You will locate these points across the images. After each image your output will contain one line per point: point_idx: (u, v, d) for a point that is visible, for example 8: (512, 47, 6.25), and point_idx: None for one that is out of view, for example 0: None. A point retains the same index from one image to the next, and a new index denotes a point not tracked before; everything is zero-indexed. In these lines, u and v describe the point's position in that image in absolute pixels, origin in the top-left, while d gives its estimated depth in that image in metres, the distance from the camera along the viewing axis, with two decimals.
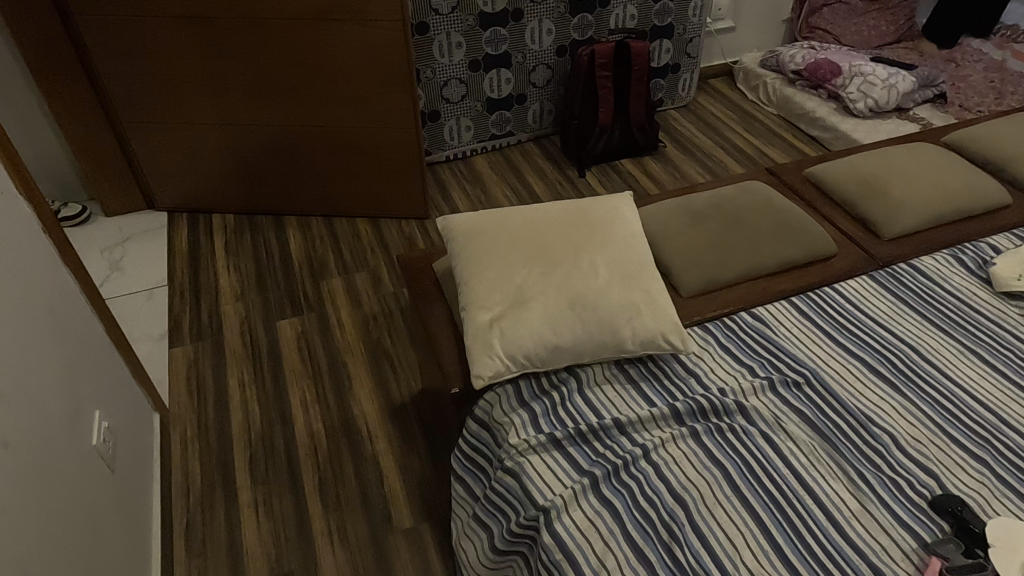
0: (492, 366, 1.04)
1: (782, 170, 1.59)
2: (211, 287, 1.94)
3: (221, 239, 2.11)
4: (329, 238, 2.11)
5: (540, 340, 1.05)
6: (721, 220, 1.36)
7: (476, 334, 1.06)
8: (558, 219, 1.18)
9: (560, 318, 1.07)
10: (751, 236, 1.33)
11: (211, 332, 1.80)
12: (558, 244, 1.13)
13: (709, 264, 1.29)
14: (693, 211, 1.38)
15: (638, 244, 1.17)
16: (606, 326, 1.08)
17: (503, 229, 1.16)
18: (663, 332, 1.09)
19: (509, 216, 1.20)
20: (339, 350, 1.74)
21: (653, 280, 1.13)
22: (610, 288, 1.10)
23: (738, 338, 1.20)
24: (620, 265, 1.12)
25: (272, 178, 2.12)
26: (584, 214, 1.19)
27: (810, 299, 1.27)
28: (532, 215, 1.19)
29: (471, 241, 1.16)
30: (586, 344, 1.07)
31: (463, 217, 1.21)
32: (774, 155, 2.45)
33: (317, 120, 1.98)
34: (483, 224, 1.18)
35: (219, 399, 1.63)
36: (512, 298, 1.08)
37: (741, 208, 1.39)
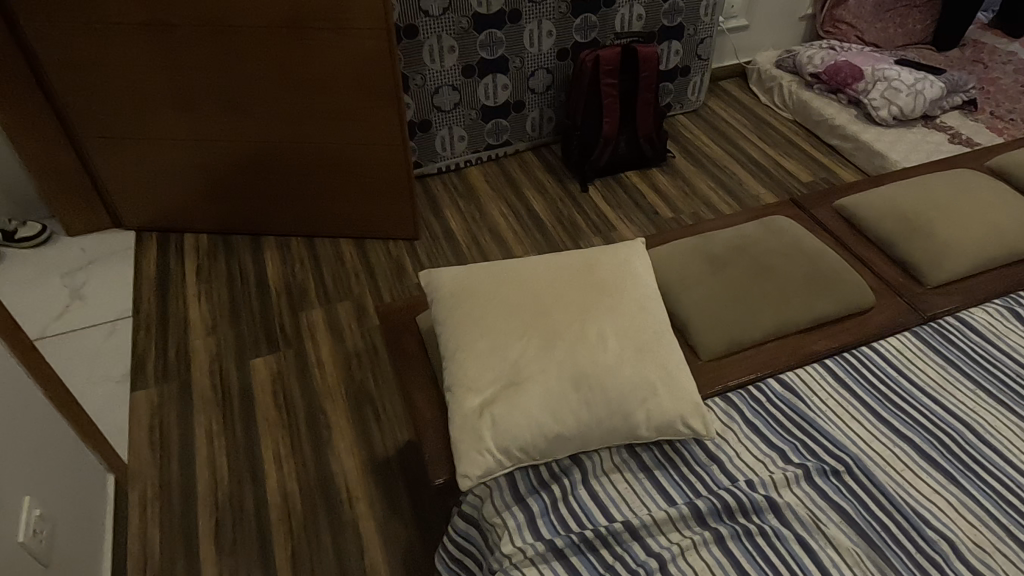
0: (482, 462, 0.88)
1: (809, 201, 1.42)
2: (179, 319, 1.78)
3: (193, 262, 1.95)
4: (310, 262, 1.94)
5: (539, 429, 0.89)
6: (745, 267, 1.19)
7: (463, 421, 0.90)
8: (559, 275, 1.02)
9: (562, 402, 0.91)
10: (780, 287, 1.17)
11: (178, 372, 1.65)
12: (560, 309, 0.97)
13: (733, 320, 1.13)
14: (712, 255, 1.22)
15: (653, 306, 1.01)
16: (617, 410, 0.92)
17: (496, 289, 1.00)
18: (683, 416, 0.93)
19: (502, 271, 1.03)
20: (318, 394, 1.59)
21: (671, 351, 0.97)
22: (621, 364, 0.93)
23: (765, 413, 1.04)
24: (632, 335, 0.96)
25: (248, 196, 1.96)
26: (589, 269, 1.03)
27: (847, 363, 1.11)
28: (529, 270, 1.03)
29: (458, 303, 0.99)
30: (593, 431, 0.92)
31: (449, 271, 1.05)
32: (790, 167, 2.27)
33: (296, 135, 1.81)
34: (472, 281, 1.02)
35: (184, 454, 1.48)
36: (506, 377, 0.92)
37: (768, 251, 1.22)
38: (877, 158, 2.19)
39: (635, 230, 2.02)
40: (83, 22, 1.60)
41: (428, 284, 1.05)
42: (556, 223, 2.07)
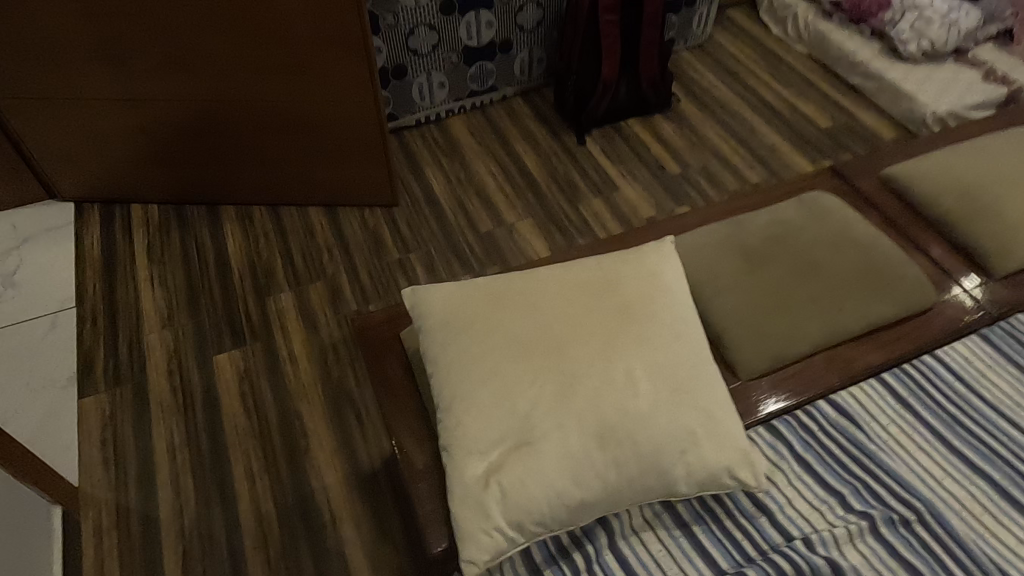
0: (490, 542, 0.71)
1: (851, 171, 1.23)
2: (130, 309, 1.57)
3: (143, 239, 1.72)
4: (277, 236, 1.73)
5: (558, 497, 0.73)
6: (788, 262, 1.01)
7: (465, 490, 0.73)
8: (575, 294, 0.83)
9: (587, 461, 0.74)
10: (829, 286, 0.99)
11: (131, 373, 1.46)
12: (579, 340, 0.78)
13: (776, 331, 0.95)
14: (748, 247, 1.03)
15: (689, 330, 0.83)
16: (651, 466, 0.75)
17: (500, 315, 0.81)
18: (729, 467, 0.77)
19: (505, 289, 0.84)
20: (292, 396, 1.42)
21: (713, 388, 0.80)
22: (657, 410, 0.76)
23: (818, 446, 0.88)
24: (667, 371, 0.78)
25: (202, 160, 1.71)
26: (612, 285, 0.84)
27: (910, 378, 0.95)
28: (539, 288, 0.84)
29: (454, 334, 0.80)
30: (622, 493, 0.75)
31: (439, 289, 0.85)
32: (807, 110, 2.05)
33: (248, 90, 1.56)
34: (468, 304, 0.83)
35: (142, 471, 1.31)
36: (517, 432, 0.74)
37: (813, 241, 1.04)
38: (904, 100, 1.97)
39: (639, 192, 1.83)
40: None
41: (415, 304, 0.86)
42: (550, 183, 1.86)
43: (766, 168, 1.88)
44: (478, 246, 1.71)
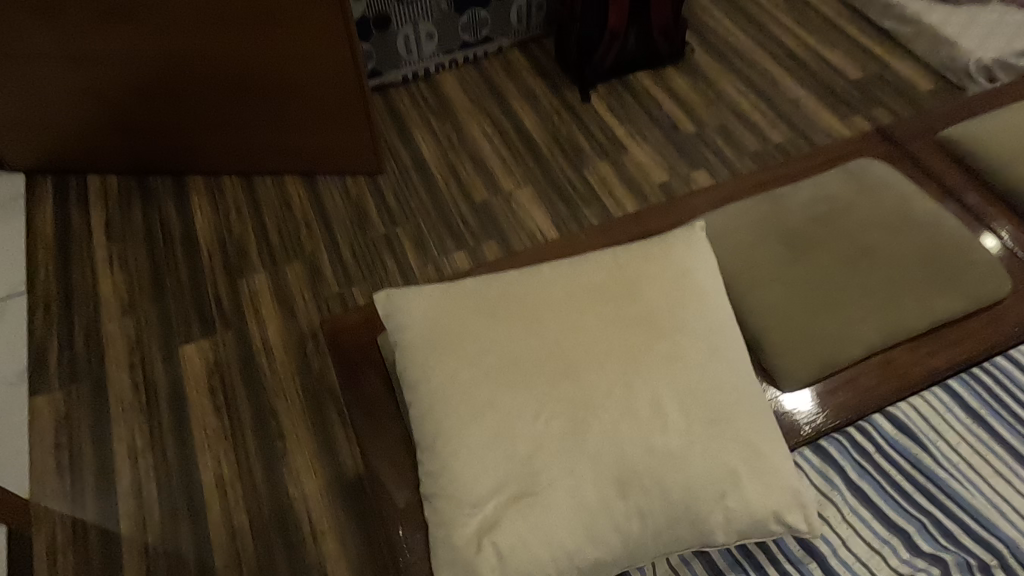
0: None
1: (904, 132, 1.05)
2: (87, 295, 1.42)
3: (101, 214, 1.55)
4: (250, 209, 1.56)
5: (568, 559, 0.59)
6: (838, 246, 0.85)
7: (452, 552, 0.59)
8: (585, 301, 0.68)
9: (603, 513, 0.60)
10: (887, 276, 0.83)
11: (88, 368, 1.31)
12: (589, 360, 0.64)
13: (824, 331, 0.80)
14: (787, 228, 0.87)
15: (726, 340, 0.67)
16: (683, 516, 0.61)
17: (493, 331, 0.66)
18: (777, 513, 0.63)
19: (500, 296, 0.69)
20: (267, 392, 1.27)
21: (755, 412, 0.65)
22: (690, 446, 0.61)
23: (876, 471, 0.75)
24: (700, 396, 0.63)
25: (162, 124, 1.53)
26: (629, 287, 0.68)
27: (986, 383, 0.80)
28: (540, 293, 0.69)
29: (438, 357, 0.66)
30: (646, 549, 0.61)
31: (419, 296, 0.70)
32: (835, 59, 1.85)
33: (206, 44, 1.37)
34: (455, 317, 0.68)
35: (102, 481, 1.18)
36: (515, 479, 0.60)
37: (867, 219, 0.87)
38: (944, 47, 1.77)
39: (651, 155, 1.65)
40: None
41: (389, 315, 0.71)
42: (552, 147, 1.68)
43: (790, 126, 1.70)
44: (472, 218, 1.55)
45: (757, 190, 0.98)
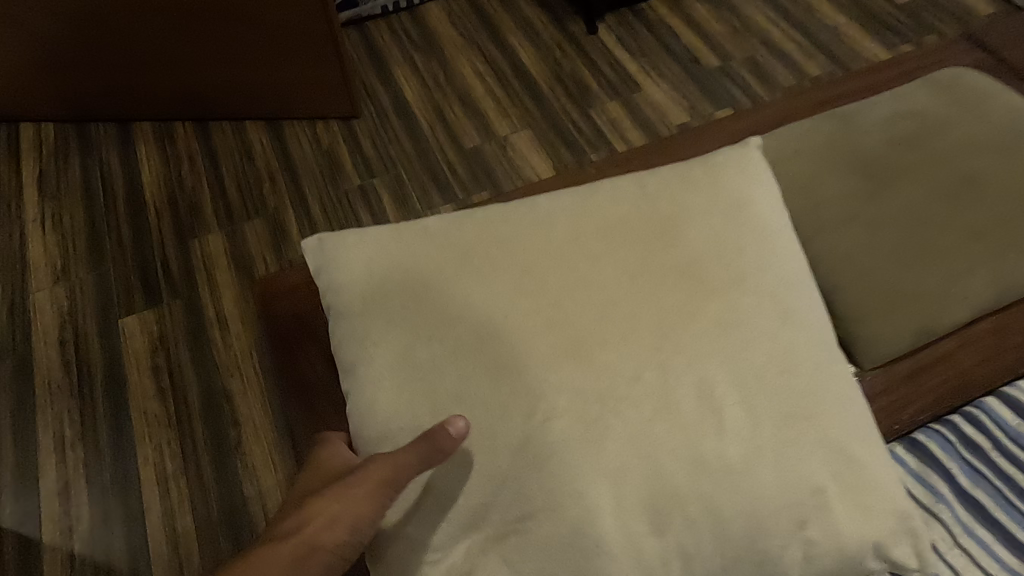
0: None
1: (1000, 35, 0.83)
2: (14, 262, 1.22)
3: (34, 168, 1.35)
4: (204, 160, 1.35)
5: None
6: (936, 173, 0.64)
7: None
8: (595, 256, 0.50)
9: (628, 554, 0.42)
10: (1005, 209, 0.62)
11: (13, 346, 1.13)
12: (602, 336, 0.46)
13: (918, 288, 0.59)
14: (860, 154, 0.66)
15: (791, 305, 0.49)
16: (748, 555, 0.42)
17: (460, 292, 0.49)
18: (880, 548, 0.44)
19: (467, 241, 0.52)
20: (219, 371, 1.08)
21: (839, 402, 0.47)
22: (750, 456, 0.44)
23: (995, 477, 0.54)
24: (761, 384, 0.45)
25: (98, 61, 1.32)
26: (654, 237, 0.50)
27: None
28: (529, 243, 0.51)
29: (385, 323, 0.50)
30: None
31: (359, 240, 0.54)
32: None
33: None
34: (409, 273, 0.51)
35: (23, 479, 1.00)
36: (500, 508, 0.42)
37: (971, 139, 0.66)
38: None
39: (667, 92, 1.43)
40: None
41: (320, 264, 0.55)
42: (554, 84, 1.46)
43: (829, 57, 1.47)
44: (461, 167, 1.34)
45: (811, 113, 0.77)
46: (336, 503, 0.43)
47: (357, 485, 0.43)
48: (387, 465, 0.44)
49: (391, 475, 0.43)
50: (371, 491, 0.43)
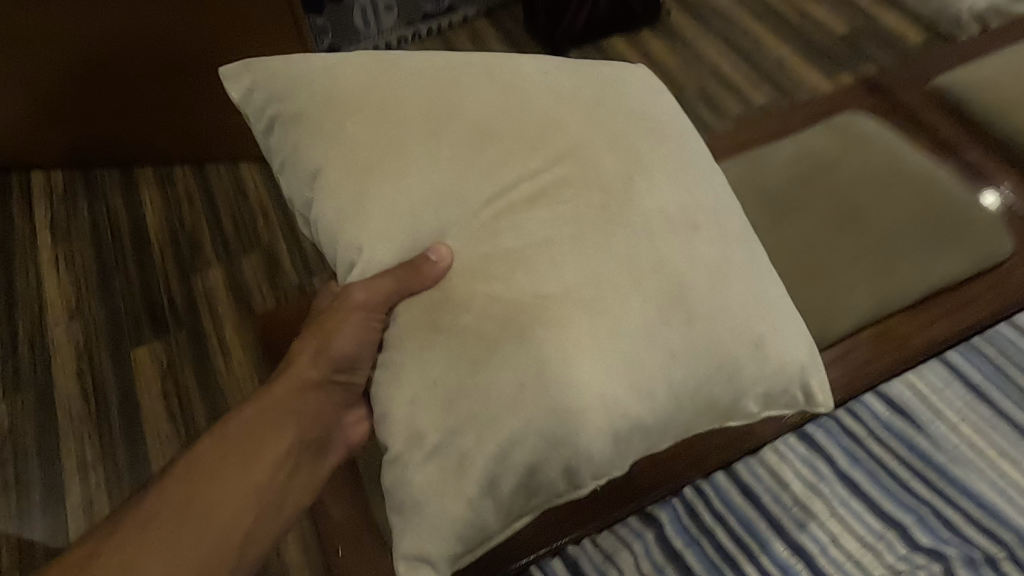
0: (458, 524, 0.54)
1: (891, 81, 0.97)
2: (31, 300, 1.34)
3: (45, 214, 1.46)
4: (202, 199, 1.47)
5: (529, 478, 0.55)
6: (824, 209, 0.77)
7: (424, 447, 0.55)
8: (511, 107, 0.64)
9: (602, 368, 0.54)
10: (879, 236, 0.75)
11: (33, 377, 1.24)
12: (517, 153, 0.62)
13: (805, 306, 0.72)
14: (761, 195, 0.79)
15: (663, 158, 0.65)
16: (703, 358, 0.58)
17: (388, 101, 0.63)
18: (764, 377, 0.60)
19: (375, 61, 0.67)
20: (224, 393, 1.20)
21: (716, 228, 0.64)
22: (659, 267, 0.59)
23: (870, 459, 0.67)
24: (653, 209, 0.61)
25: (101, 116, 1.44)
26: (542, 84, 0.66)
27: (983, 351, 0.72)
28: (438, 74, 0.65)
29: (321, 122, 0.64)
30: (652, 426, 0.57)
31: (277, 65, 0.68)
32: (818, 14, 1.76)
33: (141, 30, 1.29)
34: (332, 85, 0.65)
35: (50, 497, 1.12)
36: (488, 331, 0.55)
37: (854, 175, 0.79)
38: None
39: None
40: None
41: (251, 100, 0.69)
42: None
43: (772, 86, 1.61)
44: None
45: (726, 155, 0.90)
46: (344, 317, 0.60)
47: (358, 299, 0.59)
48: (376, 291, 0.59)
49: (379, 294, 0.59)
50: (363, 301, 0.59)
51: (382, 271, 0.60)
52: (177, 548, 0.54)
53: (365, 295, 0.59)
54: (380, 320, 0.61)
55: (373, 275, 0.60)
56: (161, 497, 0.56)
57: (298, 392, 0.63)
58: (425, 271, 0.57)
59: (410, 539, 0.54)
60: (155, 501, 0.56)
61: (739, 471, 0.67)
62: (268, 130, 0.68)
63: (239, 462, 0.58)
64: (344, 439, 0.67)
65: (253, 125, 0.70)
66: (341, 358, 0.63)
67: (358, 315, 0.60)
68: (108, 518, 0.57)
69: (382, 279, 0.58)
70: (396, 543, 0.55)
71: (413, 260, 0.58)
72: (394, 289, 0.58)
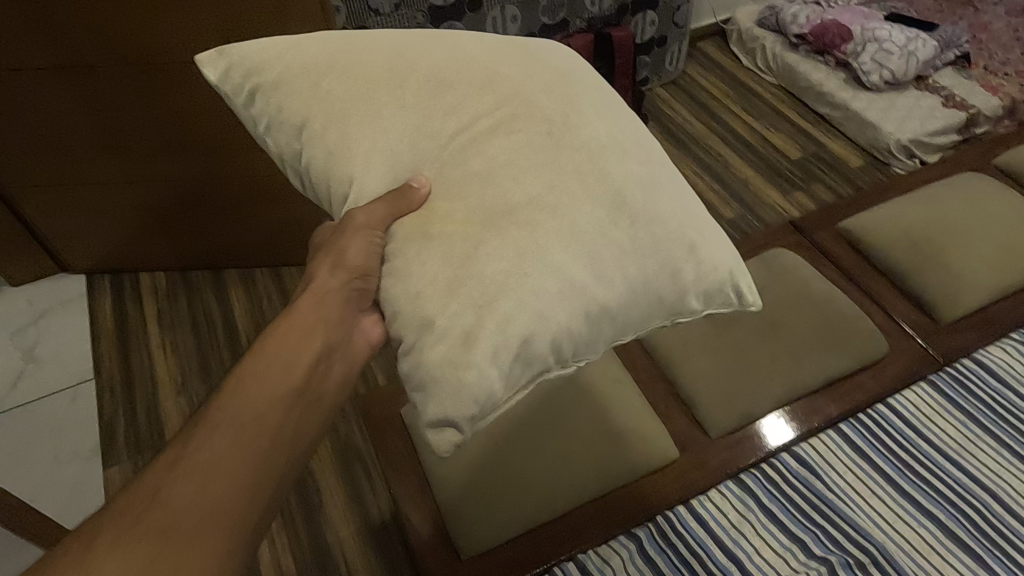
0: (472, 391, 0.62)
1: (812, 225, 1.37)
2: (145, 377, 1.67)
3: (153, 308, 1.82)
4: (279, 295, 1.83)
5: (525, 349, 0.64)
6: (750, 325, 1.14)
7: (434, 329, 0.64)
8: (458, 62, 0.77)
9: (573, 265, 0.67)
10: (786, 345, 1.12)
11: (151, 441, 1.55)
12: (472, 98, 0.75)
13: (735, 390, 1.07)
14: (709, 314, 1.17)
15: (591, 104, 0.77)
16: (650, 255, 0.70)
17: (358, 67, 0.76)
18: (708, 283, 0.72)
19: (337, 39, 0.80)
20: None
21: (644, 154, 0.76)
22: (604, 186, 0.71)
23: (783, 497, 0.98)
24: (590, 136, 0.74)
25: (203, 233, 1.80)
26: (481, 49, 0.80)
27: (863, 423, 1.04)
28: (395, 43, 0.79)
29: (301, 87, 0.76)
30: (615, 312, 0.69)
31: (248, 44, 0.80)
32: (778, 142, 2.16)
33: (247, 173, 1.63)
34: (304, 57, 0.77)
35: None
36: (473, 231, 0.67)
37: (771, 302, 1.17)
38: (869, 127, 2.08)
39: None
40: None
41: (227, 76, 0.80)
42: None
43: (740, 204, 1.97)
44: None
45: None
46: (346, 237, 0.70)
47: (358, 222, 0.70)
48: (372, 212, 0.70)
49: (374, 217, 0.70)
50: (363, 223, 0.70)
51: (374, 199, 0.72)
52: (245, 444, 0.63)
53: (367, 216, 0.70)
54: (380, 239, 0.71)
55: (368, 204, 0.72)
56: (221, 413, 0.64)
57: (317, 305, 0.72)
58: (410, 196, 0.70)
59: (433, 408, 0.63)
60: (218, 413, 0.64)
61: (694, 504, 0.97)
62: (249, 100, 0.79)
63: (281, 371, 0.68)
64: (364, 338, 0.76)
65: (229, 97, 0.81)
66: (353, 268, 0.72)
67: (363, 234, 0.70)
68: (171, 438, 0.63)
69: (377, 204, 0.70)
70: (422, 416, 0.64)
71: (400, 189, 0.71)
72: (387, 214, 0.70)
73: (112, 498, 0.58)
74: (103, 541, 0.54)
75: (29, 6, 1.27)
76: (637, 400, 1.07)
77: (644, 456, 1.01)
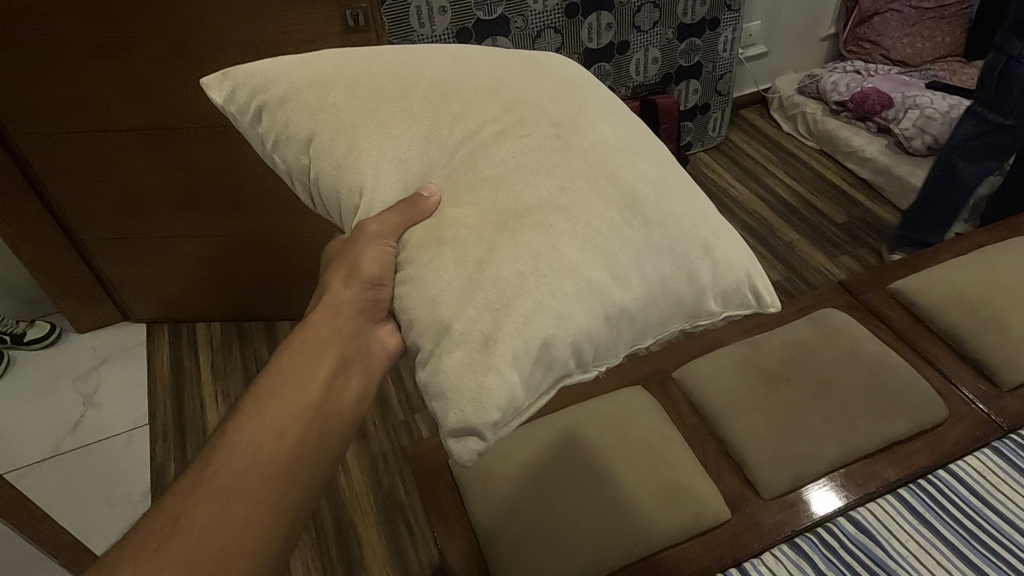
0: (494, 395, 0.61)
1: (860, 284, 1.37)
2: (197, 424, 1.71)
3: (207, 357, 1.88)
4: None
5: (545, 354, 0.65)
6: (798, 381, 1.14)
7: (451, 335, 0.64)
8: (461, 73, 0.82)
9: (590, 266, 0.68)
10: (830, 402, 1.10)
11: None
12: (479, 106, 0.79)
13: (776, 444, 1.06)
14: (755, 368, 1.16)
15: (595, 108, 0.81)
16: (666, 255, 0.72)
17: (363, 79, 0.80)
18: (727, 293, 0.74)
19: (341, 56, 0.84)
20: (348, 506, 1.51)
21: (653, 155, 0.79)
22: (617, 188, 0.74)
23: (842, 565, 0.93)
24: (597, 139, 0.77)
25: (255, 286, 1.87)
26: (487, 62, 0.84)
27: (924, 489, 1.00)
28: (402, 59, 0.83)
29: (307, 100, 0.80)
30: (635, 313, 0.70)
31: (253, 67, 0.85)
32: (824, 207, 2.16)
33: (299, 228, 1.70)
34: (307, 72, 0.82)
35: None
36: (486, 235, 0.69)
37: (816, 359, 1.17)
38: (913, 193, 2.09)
39: None
40: (58, 116, 1.45)
41: (234, 97, 0.85)
42: None
43: (787, 267, 1.96)
44: None
45: (736, 338, 1.30)
46: (357, 244, 0.73)
47: (368, 229, 0.73)
48: (381, 221, 0.73)
49: (385, 225, 0.73)
50: (372, 234, 0.73)
51: (385, 207, 0.75)
52: (268, 456, 0.65)
53: (380, 225, 0.73)
54: (392, 247, 0.74)
55: (380, 212, 0.75)
56: (245, 430, 0.66)
57: (337, 312, 0.77)
58: (421, 204, 0.73)
59: (453, 416, 0.62)
60: (236, 433, 0.66)
61: (747, 567, 0.94)
62: (256, 117, 0.84)
63: (298, 383, 0.71)
64: (382, 347, 0.80)
65: (237, 117, 0.87)
66: (368, 277, 0.75)
67: (375, 243, 0.73)
68: (195, 458, 0.66)
69: (389, 213, 0.73)
70: (443, 424, 0.64)
71: (411, 198, 0.74)
72: (399, 221, 0.73)
73: (150, 513, 0.61)
74: (127, 563, 0.56)
75: (122, 74, 1.38)
76: (688, 459, 1.06)
77: (691, 515, 0.99)
